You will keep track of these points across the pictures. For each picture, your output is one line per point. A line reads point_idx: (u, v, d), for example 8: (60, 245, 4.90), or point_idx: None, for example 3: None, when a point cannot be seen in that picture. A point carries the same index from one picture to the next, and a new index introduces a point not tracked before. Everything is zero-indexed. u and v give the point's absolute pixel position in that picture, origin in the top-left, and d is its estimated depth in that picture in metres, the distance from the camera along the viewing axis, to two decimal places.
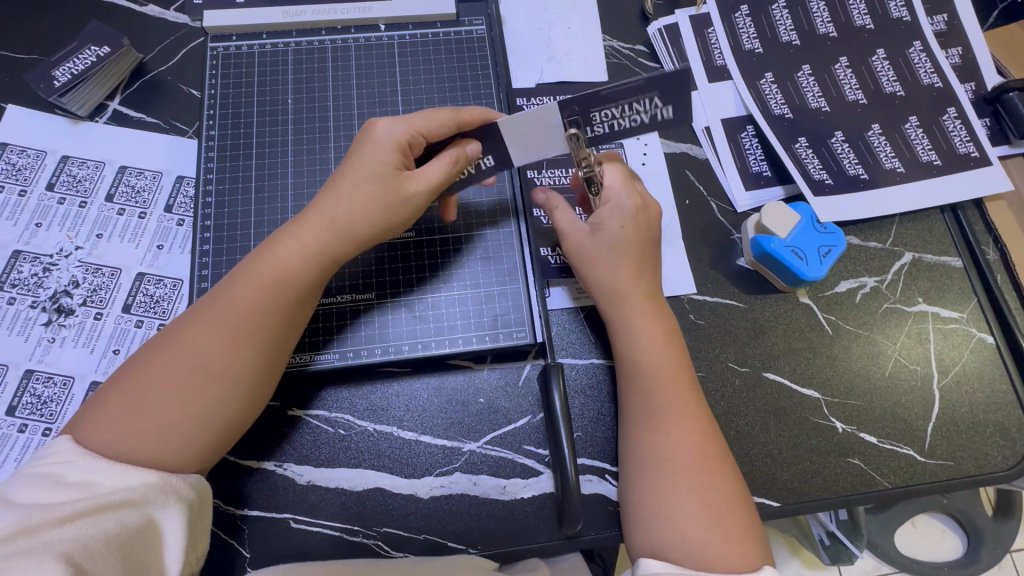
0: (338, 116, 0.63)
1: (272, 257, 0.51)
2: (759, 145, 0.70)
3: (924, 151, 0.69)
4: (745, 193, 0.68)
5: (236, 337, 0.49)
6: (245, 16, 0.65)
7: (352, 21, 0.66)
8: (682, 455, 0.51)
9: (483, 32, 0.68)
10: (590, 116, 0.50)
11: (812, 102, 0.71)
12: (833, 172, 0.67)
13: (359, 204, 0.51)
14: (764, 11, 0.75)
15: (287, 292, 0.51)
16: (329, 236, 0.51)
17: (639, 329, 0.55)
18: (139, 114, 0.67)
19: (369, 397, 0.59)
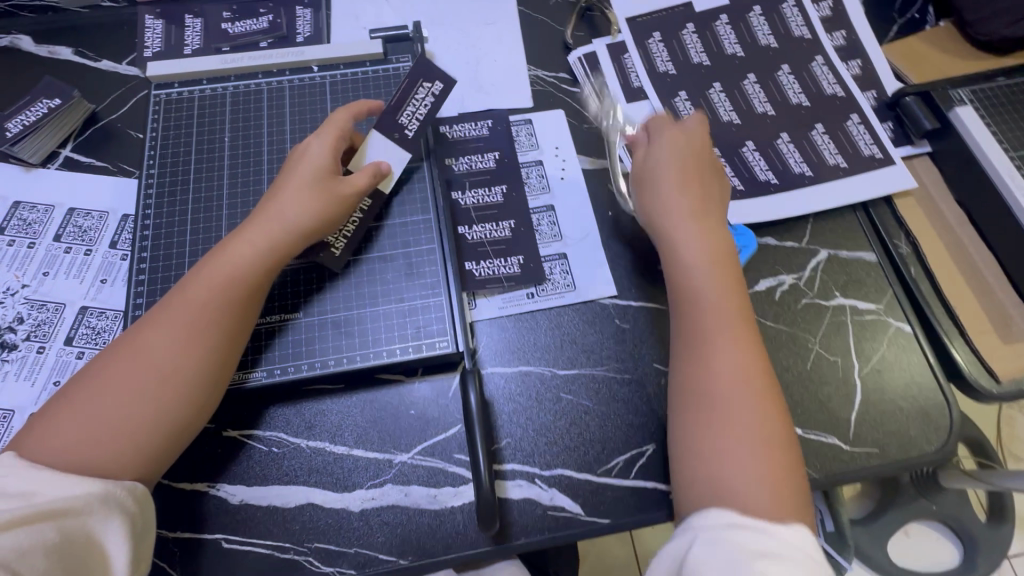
0: (272, 151, 0.67)
1: (234, 255, 0.56)
2: None
3: (830, 155, 0.74)
4: None
5: (197, 330, 0.53)
6: (186, 66, 0.70)
7: (286, 65, 0.72)
8: (736, 395, 0.53)
9: (409, 68, 0.73)
10: (396, 122, 0.66)
11: (723, 116, 0.76)
12: (745, 179, 0.71)
13: (296, 208, 0.58)
14: (675, 36, 0.81)
15: (241, 283, 0.55)
16: (274, 237, 0.57)
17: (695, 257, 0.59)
18: (90, 160, 0.72)
19: (302, 414, 0.60)
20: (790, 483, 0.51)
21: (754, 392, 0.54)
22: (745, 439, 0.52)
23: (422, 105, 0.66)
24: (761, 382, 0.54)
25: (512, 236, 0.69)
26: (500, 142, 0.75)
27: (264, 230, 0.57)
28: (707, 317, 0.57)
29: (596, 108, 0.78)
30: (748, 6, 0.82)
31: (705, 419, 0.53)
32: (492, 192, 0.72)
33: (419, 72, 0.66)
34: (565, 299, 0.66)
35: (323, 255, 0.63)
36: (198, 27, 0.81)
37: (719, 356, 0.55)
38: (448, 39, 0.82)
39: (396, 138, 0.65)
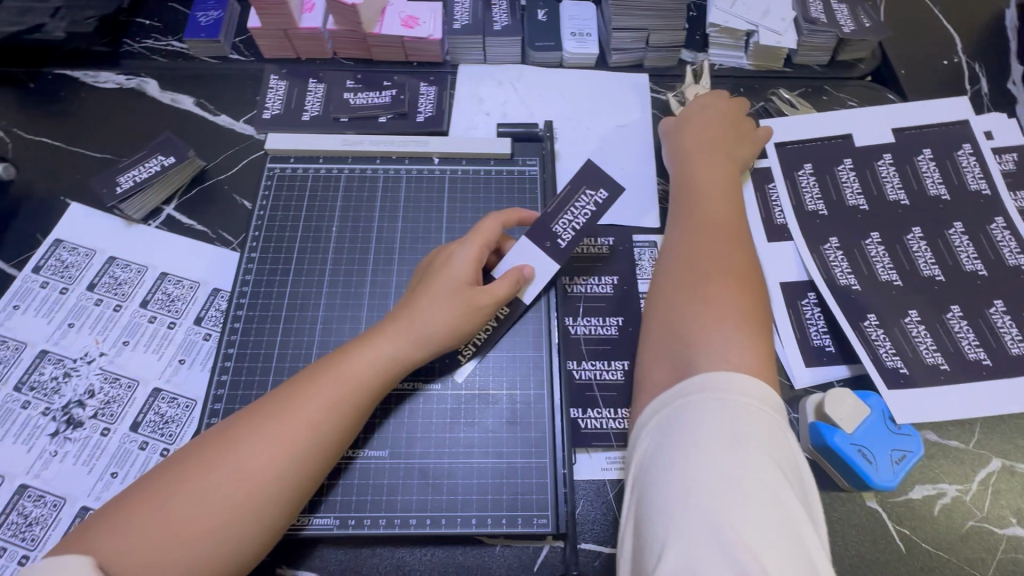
0: (380, 248, 0.62)
1: (355, 364, 0.49)
2: (822, 316, 0.64)
3: (1012, 342, 0.62)
4: (805, 369, 0.62)
5: (297, 446, 0.45)
6: (306, 143, 0.67)
7: (407, 153, 0.67)
8: (707, 292, 0.53)
9: (535, 173, 0.67)
10: (549, 230, 0.58)
11: (883, 275, 0.66)
12: (908, 360, 0.61)
13: (433, 323, 0.51)
14: (830, 171, 0.72)
15: (358, 399, 0.48)
16: (407, 352, 0.50)
17: (706, 294, 0.53)
18: (191, 221, 0.69)
19: (363, 563, 0.51)
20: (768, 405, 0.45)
21: (736, 316, 0.51)
22: (714, 328, 0.50)
23: (581, 213, 0.58)
24: (740, 288, 0.54)
25: (623, 381, 0.60)
26: (618, 264, 0.67)
27: (391, 337, 0.50)
28: (698, 276, 0.55)
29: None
30: (916, 148, 0.73)
31: (671, 317, 0.53)
32: (605, 323, 0.64)
33: (581, 179, 0.59)
34: None
35: (447, 362, 0.55)
36: (319, 92, 0.78)
37: (689, 252, 0.57)
38: (574, 138, 0.77)
39: (548, 247, 0.57)
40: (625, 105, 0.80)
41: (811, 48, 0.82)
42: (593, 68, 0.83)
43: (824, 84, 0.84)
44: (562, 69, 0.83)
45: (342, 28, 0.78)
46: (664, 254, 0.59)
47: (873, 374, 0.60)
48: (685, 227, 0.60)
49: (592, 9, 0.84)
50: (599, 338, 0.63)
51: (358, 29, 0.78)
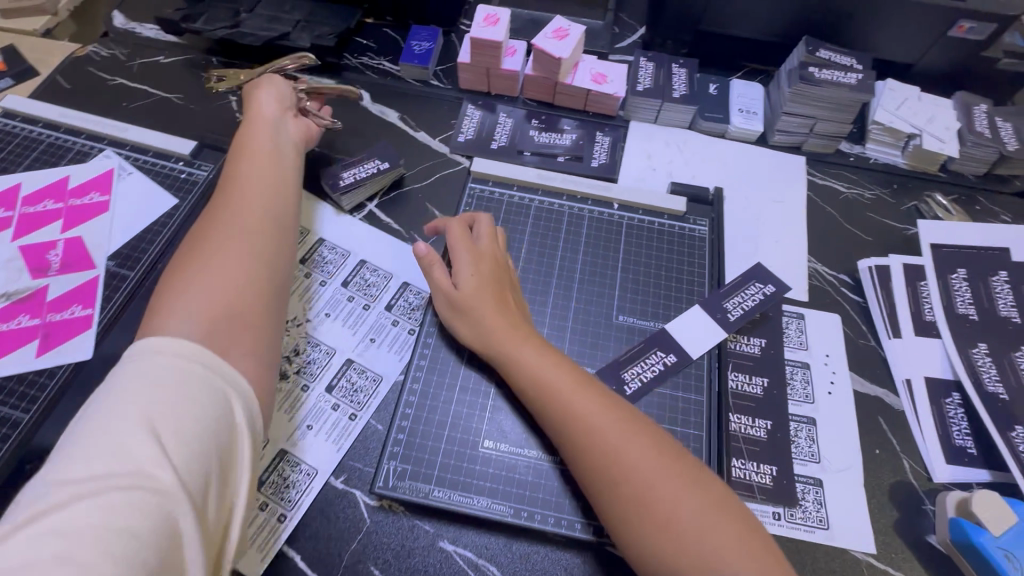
0: (561, 274, 0.69)
1: (241, 198, 0.62)
2: (966, 418, 0.67)
3: None
4: (946, 467, 0.64)
5: (255, 250, 0.57)
6: (504, 171, 0.76)
7: (591, 195, 0.75)
8: (637, 450, 0.49)
9: (704, 233, 0.73)
10: (723, 305, 0.67)
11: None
12: None
13: (269, 164, 0.67)
14: (983, 279, 0.74)
15: (262, 212, 0.61)
16: (267, 186, 0.64)
17: (619, 453, 0.49)
18: (389, 220, 0.79)
19: (520, 557, 0.56)
20: (730, 504, 0.48)
21: (648, 461, 0.48)
22: (671, 477, 0.48)
23: (751, 298, 0.68)
24: (659, 438, 0.51)
25: (766, 439, 0.64)
26: (767, 329, 0.71)
27: (263, 180, 0.64)
28: (615, 448, 0.49)
29: (879, 326, 0.73)
30: None
31: (623, 476, 0.48)
32: (752, 381, 0.68)
33: (754, 274, 0.69)
34: (812, 535, 0.60)
35: (615, 389, 0.61)
36: (508, 126, 0.88)
37: (588, 410, 0.51)
38: (730, 204, 0.83)
39: (718, 318, 0.66)
40: (782, 182, 0.86)
41: (970, 159, 0.86)
42: (753, 144, 0.90)
43: (978, 193, 0.87)
44: (724, 140, 0.89)
45: (538, 75, 0.88)
46: (553, 413, 0.52)
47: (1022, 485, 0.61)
48: (579, 384, 0.53)
49: (759, 91, 0.91)
50: (749, 395, 0.67)
51: (552, 77, 0.87)
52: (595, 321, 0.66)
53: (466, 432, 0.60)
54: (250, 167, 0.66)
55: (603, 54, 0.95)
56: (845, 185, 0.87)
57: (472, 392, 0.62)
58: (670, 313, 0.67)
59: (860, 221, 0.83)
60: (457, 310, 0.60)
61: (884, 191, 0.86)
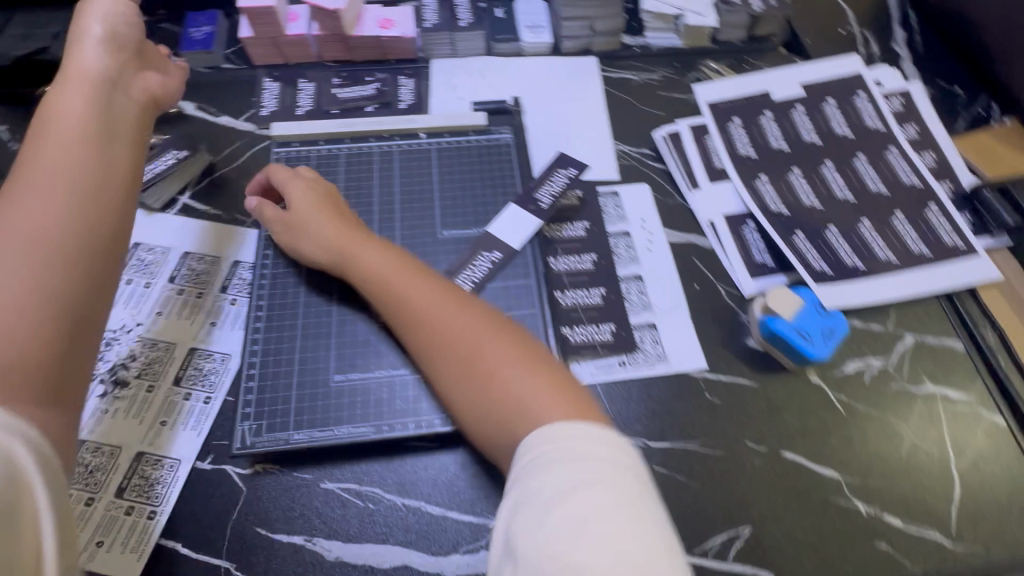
0: (382, 209, 0.71)
1: (28, 186, 0.51)
2: (761, 239, 0.77)
3: (914, 243, 0.76)
4: (751, 281, 0.74)
5: (56, 246, 0.49)
6: (306, 129, 0.76)
7: (397, 131, 0.77)
8: (484, 337, 0.55)
9: (509, 139, 0.78)
10: (535, 198, 0.72)
11: (806, 201, 0.79)
12: (832, 264, 0.74)
13: (83, 135, 0.57)
14: (754, 122, 0.85)
15: (66, 200, 0.52)
16: (71, 169, 0.54)
17: (458, 337, 0.55)
18: (206, 208, 0.77)
19: (399, 472, 0.60)
20: (575, 395, 0.51)
21: (501, 347, 0.54)
22: (511, 360, 0.53)
23: (557, 185, 0.73)
24: (510, 332, 0.56)
25: (602, 303, 0.71)
26: (586, 211, 0.78)
27: (95, 141, 0.57)
28: (460, 343, 0.55)
29: (680, 183, 0.82)
30: (822, 98, 0.87)
31: (469, 359, 0.54)
32: (582, 259, 0.73)
33: (557, 162, 0.75)
34: (655, 370, 0.67)
35: None
36: (310, 90, 0.88)
37: (418, 290, 0.58)
38: (538, 113, 0.88)
39: (531, 210, 0.71)
40: (579, 82, 0.92)
41: (730, 25, 0.97)
42: (548, 55, 0.95)
43: (745, 55, 0.98)
44: (521, 57, 0.95)
45: (326, 33, 0.88)
46: (389, 299, 0.59)
47: (806, 276, 0.72)
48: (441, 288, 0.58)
49: (542, 6, 0.97)
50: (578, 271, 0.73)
51: (340, 32, 0.88)
52: (422, 242, 0.69)
53: (315, 373, 0.62)
54: (67, 122, 0.57)
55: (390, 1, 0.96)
56: (635, 72, 0.95)
57: (313, 336, 0.64)
58: (490, 217, 0.71)
59: (654, 100, 0.92)
60: (291, 229, 0.65)
61: (669, 70, 0.95)
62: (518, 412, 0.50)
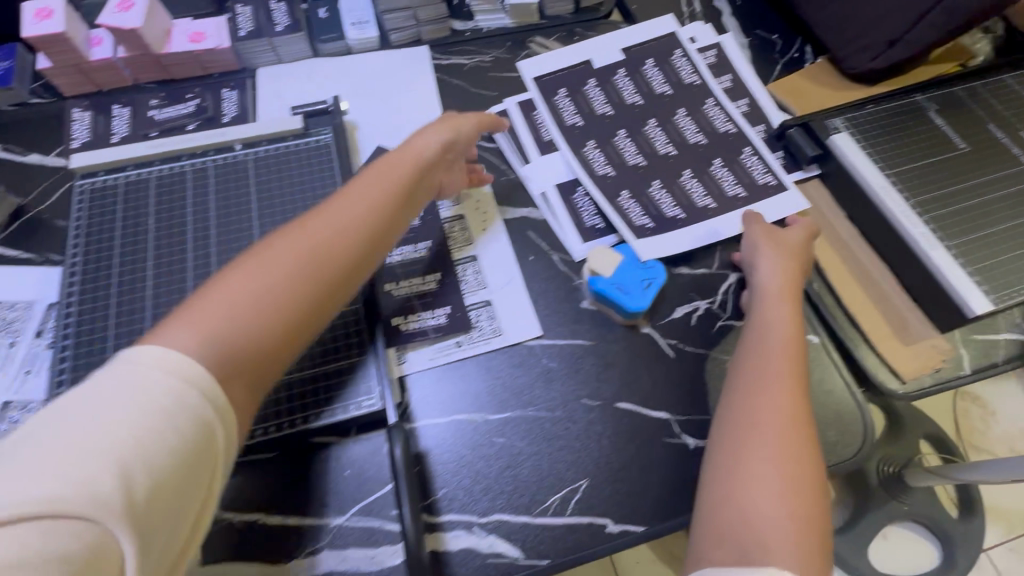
0: (197, 228, 0.70)
1: (326, 231, 0.55)
2: (590, 203, 0.79)
3: (729, 187, 0.80)
4: (581, 244, 0.76)
5: (291, 289, 0.51)
6: (111, 155, 0.73)
7: (210, 146, 0.75)
8: (784, 361, 0.60)
9: (330, 139, 0.78)
10: None
11: (631, 160, 0.82)
12: (654, 217, 0.77)
13: (369, 194, 0.60)
14: (579, 91, 0.88)
15: (332, 253, 0.55)
16: (297, 232, 0.55)
17: (774, 320, 0.64)
18: (16, 252, 0.73)
19: (235, 486, 0.60)
20: (817, 481, 0.53)
21: (786, 357, 0.60)
22: (780, 401, 0.57)
23: None
24: (806, 418, 0.56)
25: (437, 288, 0.72)
26: None
27: (353, 202, 0.58)
28: (768, 329, 0.63)
29: (513, 160, 0.83)
30: (642, 60, 0.90)
31: (759, 378, 0.59)
32: (415, 247, 0.74)
33: (374, 158, 0.77)
34: (491, 344, 0.69)
35: None
36: (125, 115, 0.85)
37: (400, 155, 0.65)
38: (370, 109, 0.88)
39: None
40: (410, 74, 0.92)
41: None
42: (379, 49, 0.95)
43: (575, 27, 0.99)
44: (351, 55, 0.94)
45: (132, 54, 0.84)
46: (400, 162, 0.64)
47: (625, 231, 0.75)
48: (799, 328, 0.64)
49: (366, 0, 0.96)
50: (411, 260, 0.73)
51: (148, 51, 0.84)
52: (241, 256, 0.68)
53: None
54: (359, 189, 0.60)
55: (206, 12, 0.92)
56: (468, 57, 0.95)
57: None
58: None
59: (486, 81, 0.92)
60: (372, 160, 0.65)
61: (501, 50, 0.96)
62: (736, 534, 0.50)
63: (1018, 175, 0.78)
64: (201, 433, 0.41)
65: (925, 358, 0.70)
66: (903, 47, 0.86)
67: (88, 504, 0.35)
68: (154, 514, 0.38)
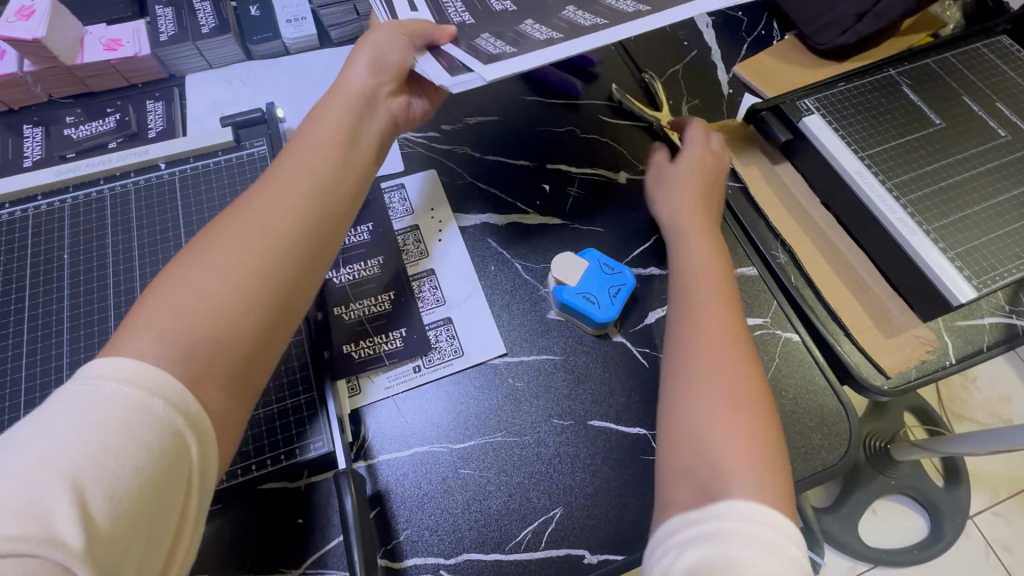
0: (118, 261, 0.63)
1: (271, 195, 0.48)
2: (463, 46, 0.60)
3: (627, 5, 0.62)
4: (450, 77, 0.55)
5: (250, 262, 0.45)
6: (16, 183, 0.66)
7: (129, 166, 0.68)
8: (715, 284, 0.57)
9: (265, 151, 0.71)
10: None
11: (494, 6, 0.65)
12: (518, 42, 0.59)
13: (323, 149, 0.52)
14: None
15: (279, 216, 0.47)
16: (249, 197, 0.48)
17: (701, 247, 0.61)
18: None
19: None
20: (762, 403, 0.50)
21: (716, 279, 0.58)
22: (719, 321, 0.54)
23: None
24: (742, 339, 0.53)
25: (391, 308, 0.66)
26: (367, 212, 0.71)
27: (302, 160, 0.51)
28: (696, 258, 0.60)
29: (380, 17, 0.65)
30: None
31: (695, 300, 0.56)
32: (366, 265, 0.68)
33: None
34: (451, 367, 0.64)
35: None
36: (38, 136, 0.77)
37: (345, 100, 0.56)
38: (309, 115, 0.81)
39: None
40: None
41: None
42: (318, 48, 0.87)
43: None
44: (289, 56, 0.87)
45: (40, 68, 0.76)
46: (353, 109, 0.56)
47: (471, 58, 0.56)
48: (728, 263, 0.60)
49: None
50: (363, 280, 0.67)
51: (58, 64, 0.76)
52: None
53: None
54: (308, 145, 0.52)
55: (124, 16, 0.84)
56: None
57: None
58: None
59: None
60: (333, 95, 0.57)
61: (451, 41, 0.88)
62: (703, 468, 0.46)
63: (993, 149, 0.75)
64: (166, 438, 0.36)
65: (909, 350, 0.67)
66: (871, 20, 0.81)
67: (40, 537, 0.30)
68: (123, 538, 0.33)
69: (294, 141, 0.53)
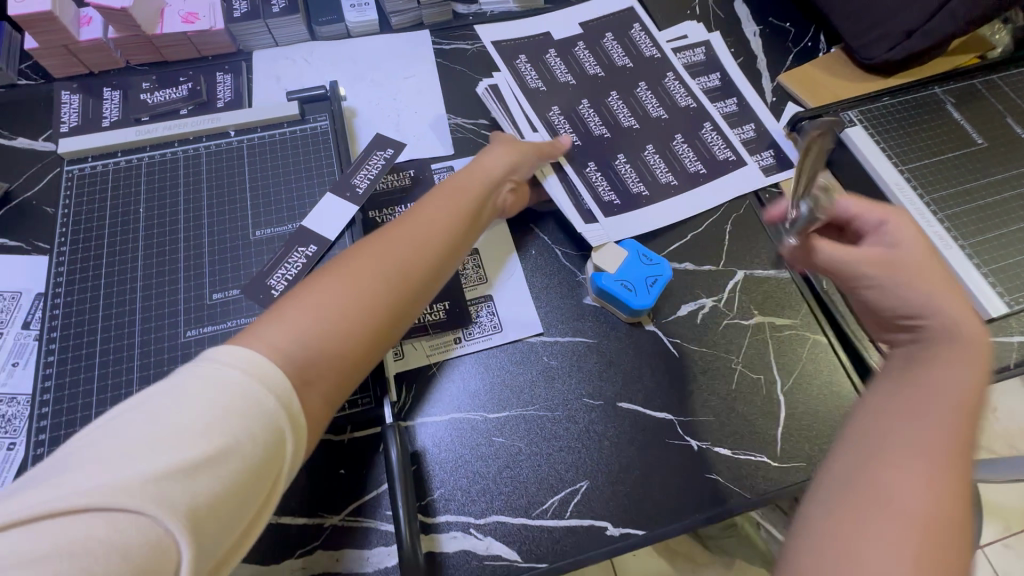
0: (188, 217, 0.68)
1: (402, 237, 0.55)
2: (582, 180, 0.76)
3: (691, 162, 0.79)
4: (584, 227, 0.73)
5: (372, 290, 0.49)
6: (100, 140, 0.71)
7: (202, 132, 0.72)
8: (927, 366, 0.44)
9: (326, 126, 0.75)
10: (351, 184, 0.70)
11: (594, 131, 0.80)
12: (620, 192, 0.76)
13: (450, 213, 0.59)
14: (541, 60, 0.85)
15: (407, 257, 0.53)
16: (384, 236, 0.55)
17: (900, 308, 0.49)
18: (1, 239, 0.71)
19: None
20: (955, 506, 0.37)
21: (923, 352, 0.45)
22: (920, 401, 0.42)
23: (375, 168, 0.71)
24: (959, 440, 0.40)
25: None
26: (418, 189, 0.75)
27: (430, 217, 0.58)
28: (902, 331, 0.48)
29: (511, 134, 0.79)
30: (601, 34, 0.88)
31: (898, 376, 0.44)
32: None
33: (372, 145, 0.73)
34: (490, 341, 0.67)
35: (263, 298, 0.63)
36: (116, 99, 0.82)
37: (472, 175, 0.65)
38: (367, 96, 0.85)
39: (347, 196, 0.69)
40: (410, 59, 0.89)
41: None
42: (378, 33, 0.91)
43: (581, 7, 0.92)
44: (350, 39, 0.91)
45: (122, 35, 0.81)
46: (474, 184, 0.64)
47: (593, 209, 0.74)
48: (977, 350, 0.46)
49: None
50: None
51: (139, 32, 0.81)
52: (231, 248, 0.66)
53: (117, 389, 0.59)
54: (437, 205, 0.60)
55: None
56: (469, 41, 0.90)
57: (114, 364, 0.60)
58: (306, 211, 0.69)
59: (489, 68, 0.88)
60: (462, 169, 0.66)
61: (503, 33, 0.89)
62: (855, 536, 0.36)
63: None
64: (271, 435, 0.38)
65: None
66: (921, 38, 0.82)
67: (155, 502, 0.33)
68: (216, 523, 0.35)
69: (423, 197, 0.61)
